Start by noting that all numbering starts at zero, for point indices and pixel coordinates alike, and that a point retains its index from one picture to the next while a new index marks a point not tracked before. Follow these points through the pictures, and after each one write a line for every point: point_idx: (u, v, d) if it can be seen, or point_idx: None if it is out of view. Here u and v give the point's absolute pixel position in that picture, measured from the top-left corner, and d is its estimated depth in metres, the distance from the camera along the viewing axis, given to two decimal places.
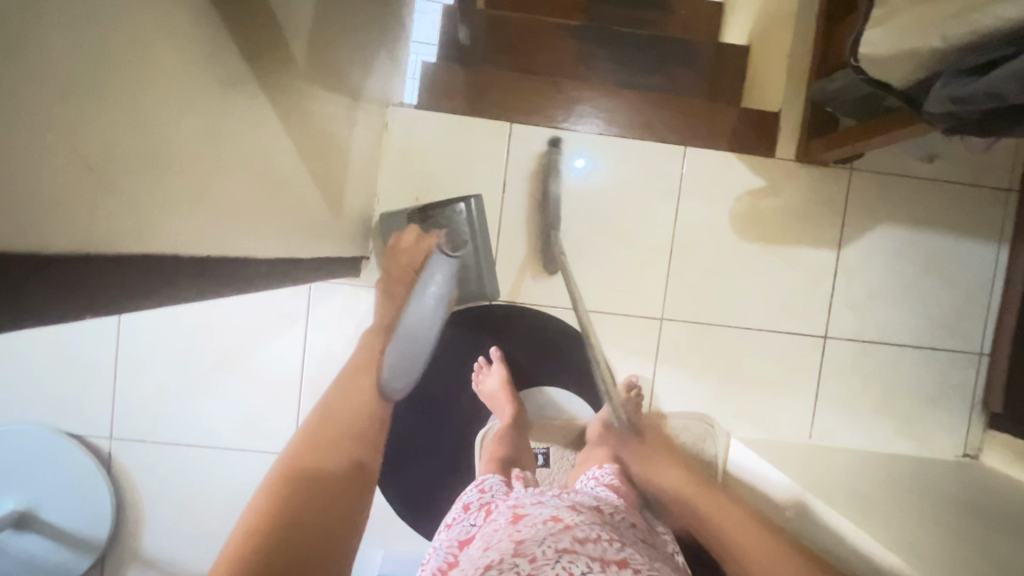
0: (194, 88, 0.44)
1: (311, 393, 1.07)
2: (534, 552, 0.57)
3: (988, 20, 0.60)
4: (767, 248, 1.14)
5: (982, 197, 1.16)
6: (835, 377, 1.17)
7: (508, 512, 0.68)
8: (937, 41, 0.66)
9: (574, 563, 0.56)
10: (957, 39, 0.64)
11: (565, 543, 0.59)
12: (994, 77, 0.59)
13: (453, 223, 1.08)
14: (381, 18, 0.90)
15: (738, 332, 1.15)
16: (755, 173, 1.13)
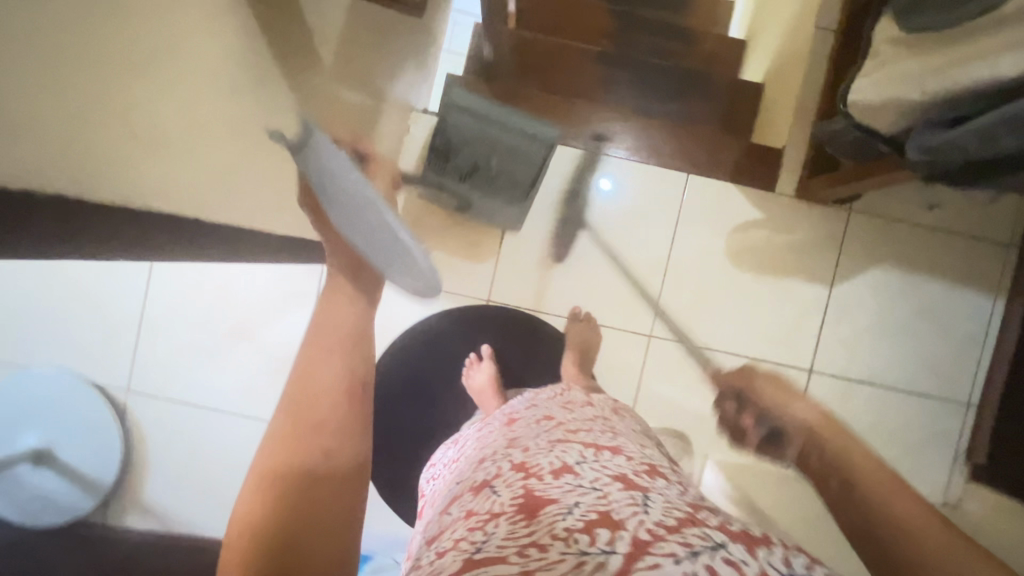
0: (205, 82, 0.55)
1: None
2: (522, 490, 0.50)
3: (963, 79, 0.65)
4: (760, 278, 1.18)
5: (982, 249, 1.17)
6: None
7: (508, 448, 0.61)
8: (917, 94, 0.71)
9: (569, 505, 0.47)
10: (933, 92, 0.68)
11: (564, 484, 0.50)
12: (963, 132, 0.63)
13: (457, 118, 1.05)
14: (412, 30, 0.98)
15: (723, 356, 1.18)
16: (753, 205, 1.17)
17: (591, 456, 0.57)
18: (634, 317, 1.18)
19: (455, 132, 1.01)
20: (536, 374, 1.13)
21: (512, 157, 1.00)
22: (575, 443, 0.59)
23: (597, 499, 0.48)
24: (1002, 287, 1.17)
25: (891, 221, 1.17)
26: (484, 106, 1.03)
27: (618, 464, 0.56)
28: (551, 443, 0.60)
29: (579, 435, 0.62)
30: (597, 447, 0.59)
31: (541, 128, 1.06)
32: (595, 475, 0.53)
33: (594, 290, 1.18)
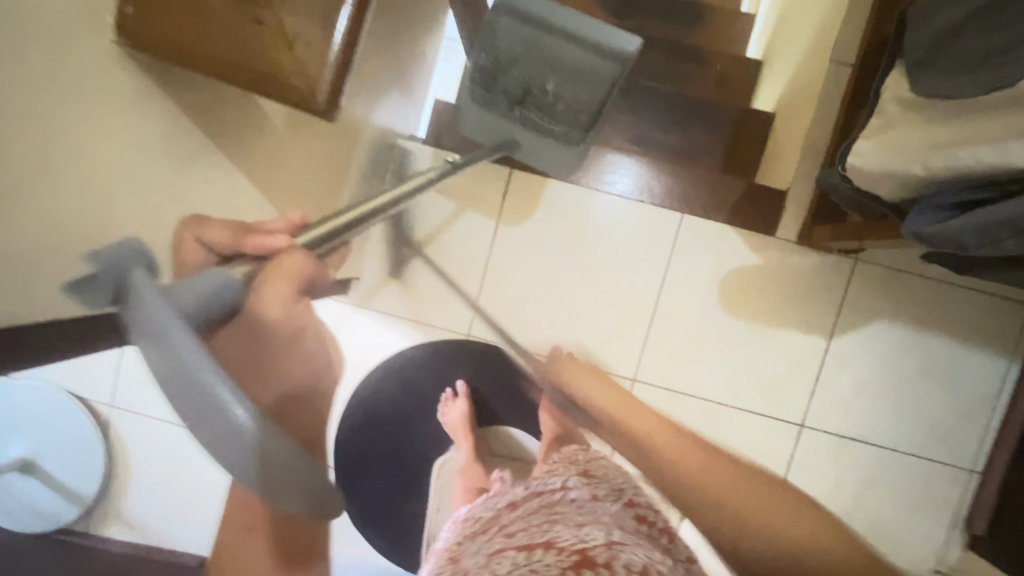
0: (154, 158, 0.47)
1: None
2: (468, 561, 0.53)
3: (968, 160, 0.58)
4: (753, 326, 1.12)
5: (998, 306, 1.09)
6: (807, 467, 1.13)
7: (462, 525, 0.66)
8: (920, 167, 0.65)
9: (500, 562, 0.49)
10: (938, 170, 0.62)
11: (499, 543, 0.53)
12: (957, 224, 0.57)
13: (505, 35, 0.93)
14: (396, 61, 0.95)
15: (710, 405, 1.13)
16: (751, 249, 1.11)
17: (523, 560, 0.48)
18: (619, 360, 1.13)
19: (507, 44, 0.93)
20: (512, 412, 1.11)
21: (576, 82, 0.95)
22: (508, 550, 0.51)
23: (522, 554, 0.49)
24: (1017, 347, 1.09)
25: (898, 273, 1.10)
26: (545, 12, 0.91)
27: (546, 560, 0.47)
28: (487, 554, 0.52)
29: (516, 536, 0.53)
30: (529, 545, 0.50)
31: (611, 37, 0.95)
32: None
33: (577, 330, 1.14)
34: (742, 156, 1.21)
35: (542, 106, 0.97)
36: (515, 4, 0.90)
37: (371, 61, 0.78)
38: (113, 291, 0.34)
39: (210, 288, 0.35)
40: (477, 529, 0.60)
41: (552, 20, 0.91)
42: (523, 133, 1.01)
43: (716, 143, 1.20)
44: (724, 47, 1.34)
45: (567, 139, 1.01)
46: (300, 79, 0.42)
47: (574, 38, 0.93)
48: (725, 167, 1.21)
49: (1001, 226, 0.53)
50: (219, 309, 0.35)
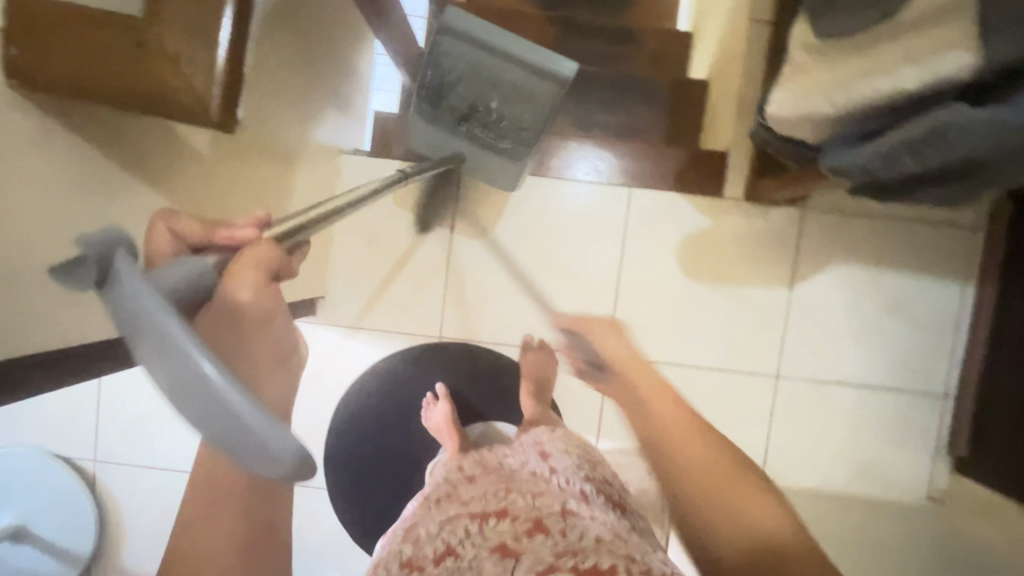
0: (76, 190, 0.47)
1: None
2: (422, 531, 0.62)
3: (868, 92, 0.60)
4: (716, 287, 1.14)
5: (946, 234, 1.13)
6: (788, 416, 1.16)
7: (418, 496, 0.78)
8: (829, 107, 0.66)
9: (453, 529, 0.59)
10: (846, 106, 0.64)
11: (452, 512, 0.63)
12: (865, 153, 0.61)
13: (445, 60, 0.96)
14: (325, 79, 0.96)
15: (686, 370, 1.15)
16: (702, 212, 1.14)
17: (476, 528, 0.57)
18: None
19: (452, 64, 0.96)
20: (495, 406, 1.13)
21: (518, 101, 0.98)
22: (460, 519, 0.60)
23: (475, 523, 0.58)
24: (970, 270, 1.13)
25: (846, 215, 1.13)
26: (484, 34, 0.94)
27: (502, 530, 0.56)
28: (441, 520, 0.62)
29: (469, 505, 0.63)
30: (483, 514, 0.59)
31: (551, 61, 0.96)
32: (476, 552, 0.54)
33: (548, 317, 1.16)
34: (684, 125, 1.23)
35: (486, 124, 1.01)
36: (456, 25, 0.94)
37: (286, 81, 0.79)
38: (98, 272, 0.33)
39: (183, 275, 0.37)
40: (436, 498, 0.71)
41: (489, 40, 0.94)
42: (467, 148, 1.04)
43: (656, 115, 1.23)
44: (654, 22, 1.36)
45: (511, 154, 1.03)
46: (185, 91, 0.45)
47: (514, 61, 0.96)
48: (668, 137, 1.23)
49: (904, 149, 0.56)
50: (194, 295, 0.38)
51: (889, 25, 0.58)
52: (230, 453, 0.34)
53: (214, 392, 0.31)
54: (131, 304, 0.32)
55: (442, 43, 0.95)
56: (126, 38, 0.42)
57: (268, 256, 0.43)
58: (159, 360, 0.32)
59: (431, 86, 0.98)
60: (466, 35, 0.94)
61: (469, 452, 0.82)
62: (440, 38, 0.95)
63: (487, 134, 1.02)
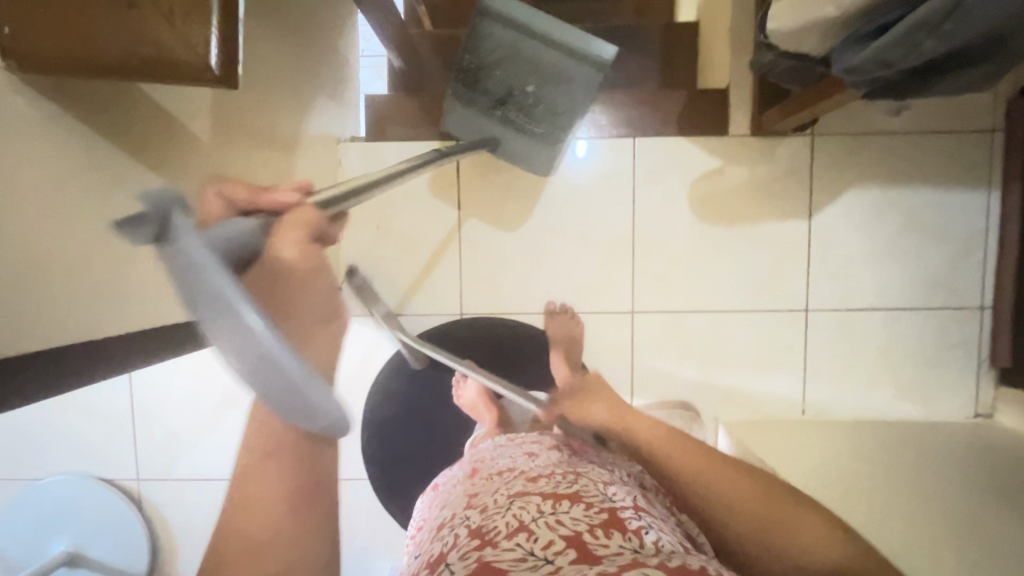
0: (60, 181, 0.47)
1: None
2: (487, 503, 0.61)
3: None
4: (733, 228, 1.12)
5: (964, 142, 1.09)
6: (823, 349, 1.14)
7: (468, 471, 0.77)
8: (832, 9, 0.63)
9: (524, 505, 0.57)
10: (850, 5, 0.61)
11: (520, 489, 0.61)
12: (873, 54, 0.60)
13: (484, 44, 0.94)
14: (313, 65, 0.94)
15: (712, 315, 1.14)
16: (709, 154, 1.12)
17: (550, 509, 0.56)
18: (611, 294, 1.14)
19: (490, 47, 0.94)
20: (525, 376, 1.12)
21: (556, 85, 0.96)
22: (533, 497, 0.59)
23: (549, 502, 0.57)
24: (993, 178, 1.09)
25: (857, 137, 1.10)
26: (525, 17, 0.92)
27: (577, 516, 0.55)
28: (507, 495, 0.61)
29: (539, 485, 0.62)
30: (556, 496, 0.58)
31: (590, 43, 0.93)
32: (551, 535, 0.52)
33: (565, 279, 1.14)
34: (679, 70, 1.21)
35: (523, 107, 0.99)
36: (499, 8, 0.92)
37: (271, 63, 0.77)
38: (156, 230, 0.36)
39: (232, 232, 0.39)
40: (493, 473, 0.70)
41: (532, 23, 0.92)
42: (501, 132, 1.02)
43: (649, 63, 1.20)
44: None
45: (545, 137, 1.01)
46: (187, 52, 0.41)
47: (553, 45, 0.93)
48: (664, 84, 1.21)
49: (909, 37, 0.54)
50: (239, 252, 0.40)
51: None
52: (277, 405, 0.43)
53: (279, 364, 0.38)
54: (193, 264, 0.36)
55: (482, 26, 0.93)
56: (115, 6, 0.40)
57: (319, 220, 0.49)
58: (236, 346, 0.38)
59: (465, 70, 0.98)
60: (506, 21, 0.92)
61: (530, 440, 0.82)
62: (481, 21, 0.93)
63: (522, 117, 1.01)
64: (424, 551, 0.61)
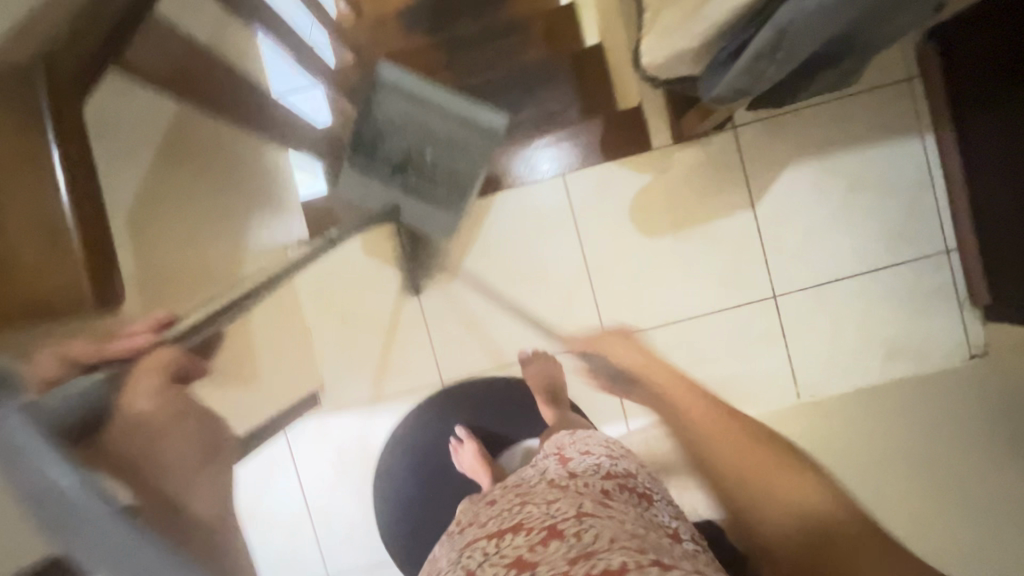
0: None
1: (321, 520, 1.19)
2: (448, 563, 0.65)
3: (713, 16, 0.59)
4: (681, 235, 1.13)
5: (885, 96, 1.10)
6: (801, 329, 1.13)
7: (450, 525, 0.82)
8: (690, 41, 0.65)
9: (471, 554, 0.61)
10: (701, 36, 0.63)
11: (473, 538, 0.65)
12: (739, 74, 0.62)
13: (377, 116, 0.95)
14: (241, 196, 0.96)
15: (684, 324, 1.14)
16: (640, 169, 1.13)
17: (495, 549, 0.59)
18: (582, 326, 1.16)
19: (386, 117, 0.95)
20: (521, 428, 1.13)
21: (450, 148, 0.98)
22: (480, 542, 0.62)
23: (491, 545, 0.60)
24: (925, 122, 1.09)
25: (779, 118, 1.11)
26: (419, 89, 0.95)
27: (519, 543, 0.57)
28: (463, 548, 0.65)
29: (489, 526, 0.65)
30: (499, 534, 0.61)
31: (478, 113, 0.99)
32: (494, 569, 0.56)
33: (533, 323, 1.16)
34: None
35: (423, 174, 0.98)
36: (393, 82, 0.95)
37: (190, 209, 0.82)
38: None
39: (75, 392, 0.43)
40: (464, 525, 0.74)
41: (427, 95, 0.95)
42: (404, 200, 0.98)
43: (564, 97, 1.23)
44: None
45: (452, 201, 1.01)
46: (60, 290, 0.46)
47: (447, 113, 0.97)
48: None
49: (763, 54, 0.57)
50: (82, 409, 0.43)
51: None
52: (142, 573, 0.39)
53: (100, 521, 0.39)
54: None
55: (378, 99, 0.95)
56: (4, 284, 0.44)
57: (191, 354, 0.50)
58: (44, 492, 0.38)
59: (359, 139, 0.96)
60: (400, 92, 0.95)
61: (499, 482, 0.84)
62: (377, 94, 0.95)
63: (424, 186, 0.99)
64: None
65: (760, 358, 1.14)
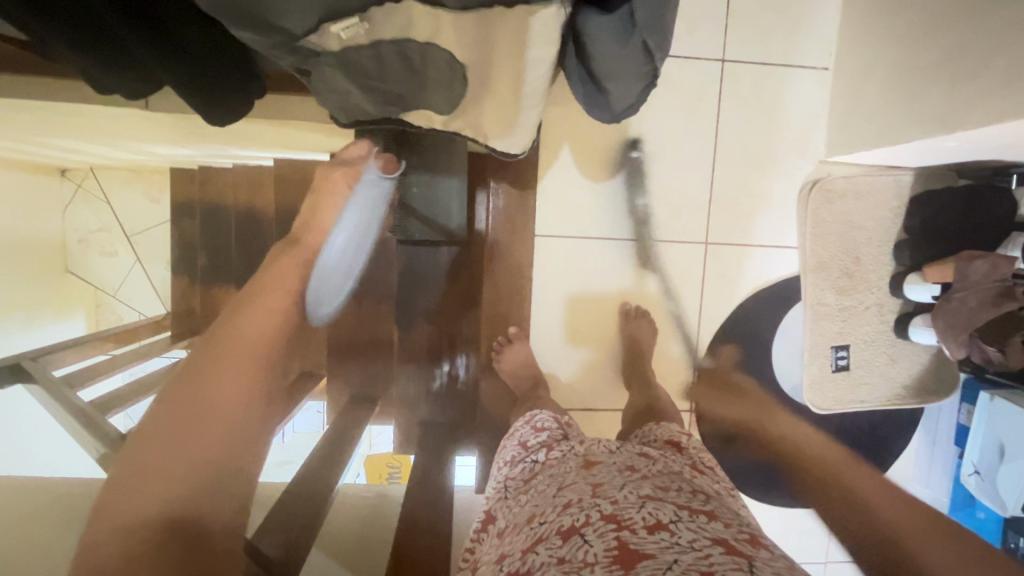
0: None
1: (799, 537, 1.22)
2: (615, 495, 0.58)
3: (541, 65, 0.54)
4: (630, 136, 1.09)
5: None
6: (760, 48, 1.08)
7: (575, 456, 0.70)
8: (537, 93, 0.60)
9: (659, 508, 0.56)
10: (541, 82, 0.58)
11: (647, 490, 0.59)
12: (644, 77, 0.52)
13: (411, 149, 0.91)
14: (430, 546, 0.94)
15: (715, 161, 1.10)
16: (555, 155, 1.09)
17: (688, 517, 0.55)
18: (685, 262, 1.13)
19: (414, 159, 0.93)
20: (758, 351, 1.16)
21: (420, 210, 0.98)
22: (667, 504, 0.57)
23: (684, 513, 0.55)
24: None
25: None
26: (436, 170, 0.95)
27: (716, 529, 0.54)
28: (637, 496, 0.58)
29: (667, 493, 0.60)
30: (692, 509, 0.57)
31: (455, 221, 0.99)
32: (694, 535, 0.52)
33: (666, 309, 1.14)
34: None
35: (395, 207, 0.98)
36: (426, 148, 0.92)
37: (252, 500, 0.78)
38: None
39: None
40: (619, 466, 0.66)
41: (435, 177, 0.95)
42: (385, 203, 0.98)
43: None
44: None
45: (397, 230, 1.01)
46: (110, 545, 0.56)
47: (444, 201, 0.98)
48: None
49: (658, 44, 0.47)
50: None
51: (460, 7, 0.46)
52: None
53: None
54: None
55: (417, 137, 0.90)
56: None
57: None
58: None
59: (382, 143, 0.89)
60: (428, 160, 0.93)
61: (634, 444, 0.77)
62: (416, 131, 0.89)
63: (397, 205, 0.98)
64: (551, 523, 0.58)
65: (771, 94, 1.09)
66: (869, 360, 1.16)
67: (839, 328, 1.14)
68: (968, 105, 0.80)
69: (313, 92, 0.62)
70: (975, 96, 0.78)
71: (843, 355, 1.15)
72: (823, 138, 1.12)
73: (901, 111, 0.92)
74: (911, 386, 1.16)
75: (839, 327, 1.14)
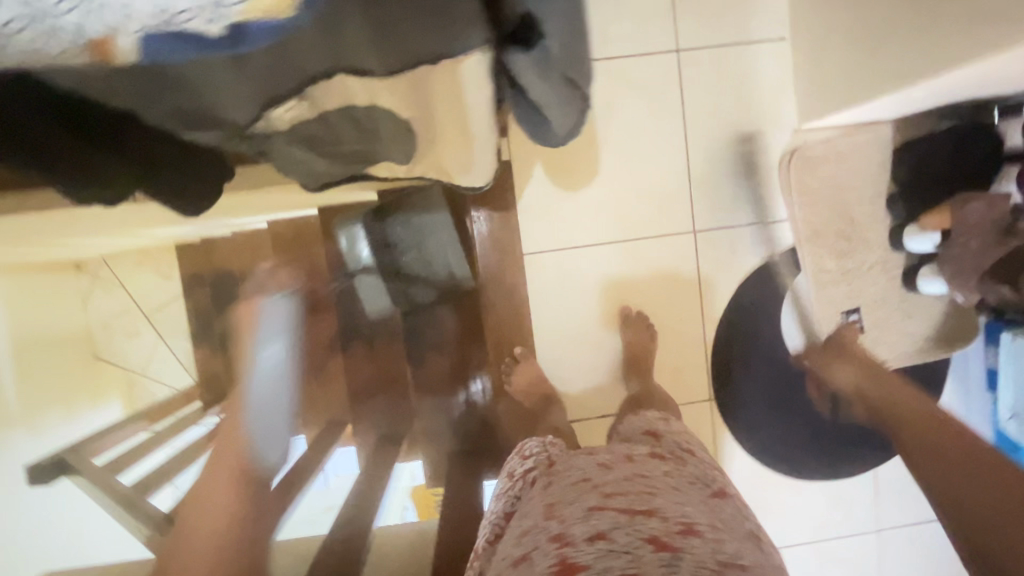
0: None
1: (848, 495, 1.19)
2: (562, 511, 0.59)
3: (482, 105, 0.56)
4: (600, 141, 1.10)
5: None
6: (713, 32, 1.08)
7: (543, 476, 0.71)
8: (486, 129, 0.62)
9: (599, 515, 0.56)
10: (486, 119, 0.59)
11: (592, 496, 0.59)
12: (577, 103, 0.55)
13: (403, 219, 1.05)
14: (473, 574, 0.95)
15: (687, 149, 1.10)
16: (530, 173, 1.10)
17: (625, 518, 0.55)
18: (677, 254, 1.13)
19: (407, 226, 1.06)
20: (768, 328, 1.15)
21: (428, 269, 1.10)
22: (608, 507, 0.57)
23: (622, 513, 0.55)
24: None
25: None
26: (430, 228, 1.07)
27: (655, 524, 0.54)
28: (582, 505, 0.58)
29: (611, 494, 0.59)
30: (631, 508, 0.56)
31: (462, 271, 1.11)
32: (628, 537, 0.52)
33: (668, 303, 1.14)
34: None
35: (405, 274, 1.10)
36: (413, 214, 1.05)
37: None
38: None
39: None
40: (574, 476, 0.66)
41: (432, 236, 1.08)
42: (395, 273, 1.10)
43: None
44: None
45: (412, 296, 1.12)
46: None
47: (445, 253, 1.09)
48: None
49: (577, 72, 0.50)
50: None
51: (390, 68, 0.48)
52: None
53: None
54: None
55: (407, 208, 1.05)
56: None
57: None
58: None
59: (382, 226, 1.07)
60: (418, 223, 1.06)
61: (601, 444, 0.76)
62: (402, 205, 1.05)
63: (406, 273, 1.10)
64: (510, 554, 0.59)
65: (733, 73, 1.09)
66: (884, 319, 1.13)
67: (846, 292, 1.12)
68: (925, 54, 0.79)
69: (276, 168, 0.65)
70: (928, 44, 0.78)
71: (854, 318, 1.13)
72: (795, 107, 1.11)
73: (861, 69, 0.91)
74: (932, 337, 1.14)
75: (846, 290, 1.12)
